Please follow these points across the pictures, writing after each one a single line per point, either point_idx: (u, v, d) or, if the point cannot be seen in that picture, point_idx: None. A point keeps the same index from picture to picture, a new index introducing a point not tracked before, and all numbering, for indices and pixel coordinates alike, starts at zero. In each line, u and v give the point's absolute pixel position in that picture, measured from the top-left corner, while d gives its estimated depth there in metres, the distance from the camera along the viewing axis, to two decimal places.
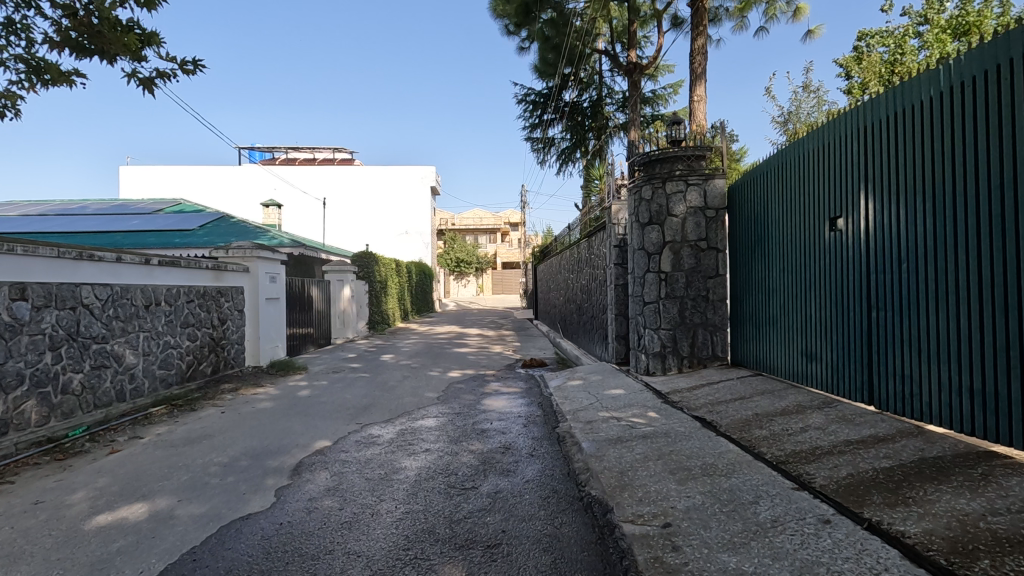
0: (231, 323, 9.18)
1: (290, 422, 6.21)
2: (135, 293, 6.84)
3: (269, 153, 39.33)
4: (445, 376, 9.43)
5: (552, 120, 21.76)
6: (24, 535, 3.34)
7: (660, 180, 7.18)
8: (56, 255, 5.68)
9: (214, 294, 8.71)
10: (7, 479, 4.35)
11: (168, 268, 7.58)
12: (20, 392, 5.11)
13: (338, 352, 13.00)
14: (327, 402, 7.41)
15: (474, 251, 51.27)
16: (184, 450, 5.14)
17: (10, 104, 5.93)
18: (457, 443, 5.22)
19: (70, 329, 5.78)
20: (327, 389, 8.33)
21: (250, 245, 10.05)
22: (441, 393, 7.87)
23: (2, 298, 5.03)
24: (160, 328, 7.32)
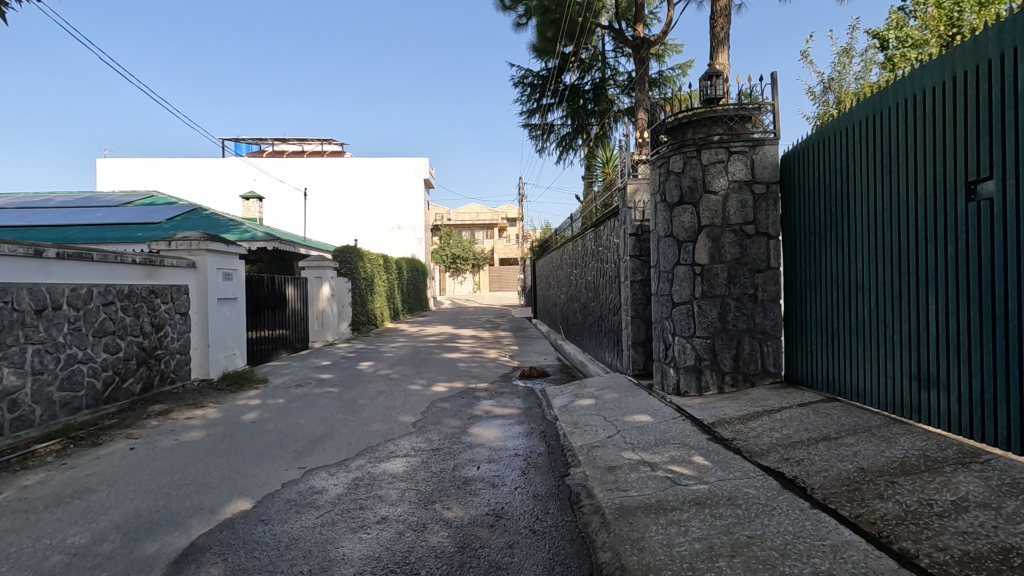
0: (169, 329, 7.64)
1: (212, 464, 4.66)
2: (18, 295, 5.29)
3: (256, 145, 37.71)
4: (428, 391, 7.87)
5: (551, 105, 20.18)
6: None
7: (695, 148, 5.65)
8: None
9: (145, 295, 7.16)
10: None
11: (75, 263, 6.02)
12: None
13: (310, 359, 11.44)
14: (274, 430, 5.89)
15: (470, 247, 49.70)
16: (35, 519, 3.60)
17: None
18: (427, 507, 3.67)
19: None
20: (281, 410, 6.77)
21: (198, 235, 8.50)
22: (420, 416, 6.32)
23: None
24: (60, 338, 5.77)
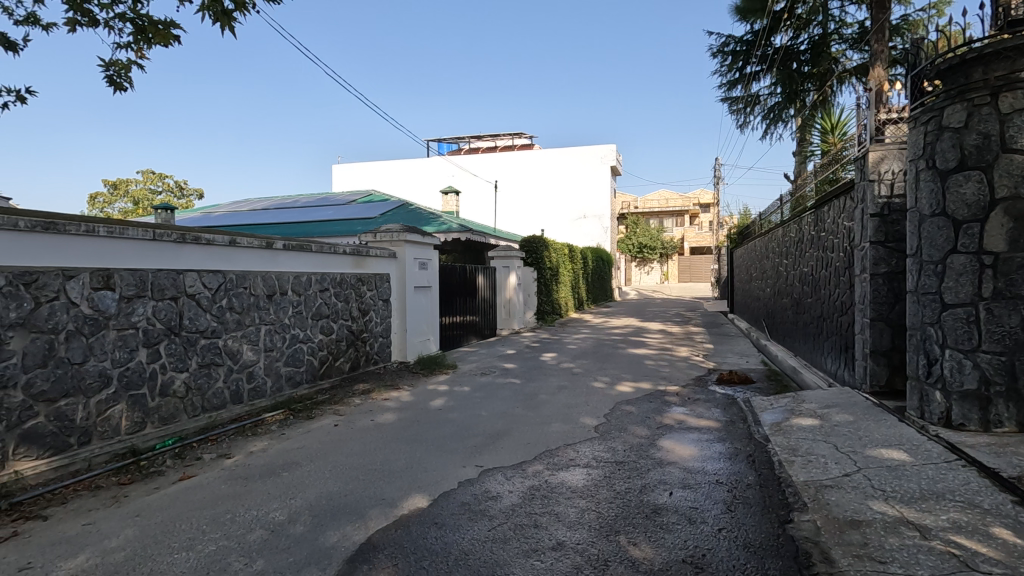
0: (373, 314, 8.30)
1: (397, 452, 4.76)
2: (254, 281, 6.07)
3: (456, 144, 40.85)
4: (612, 390, 7.30)
5: (758, 73, 17.81)
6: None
7: (988, 92, 4.08)
8: (151, 238, 4.96)
9: (353, 283, 7.84)
10: (45, 514, 3.65)
11: (298, 253, 6.76)
12: (105, 396, 4.53)
13: (497, 347, 11.70)
14: (456, 419, 5.92)
15: (658, 235, 47.51)
16: (251, 488, 3.97)
17: (119, 72, 5.48)
18: (609, 539, 3.12)
19: (171, 323, 5.11)
20: (465, 399, 6.83)
21: (399, 226, 9.10)
22: (603, 419, 5.79)
23: (79, 288, 4.37)
24: (286, 321, 6.53)
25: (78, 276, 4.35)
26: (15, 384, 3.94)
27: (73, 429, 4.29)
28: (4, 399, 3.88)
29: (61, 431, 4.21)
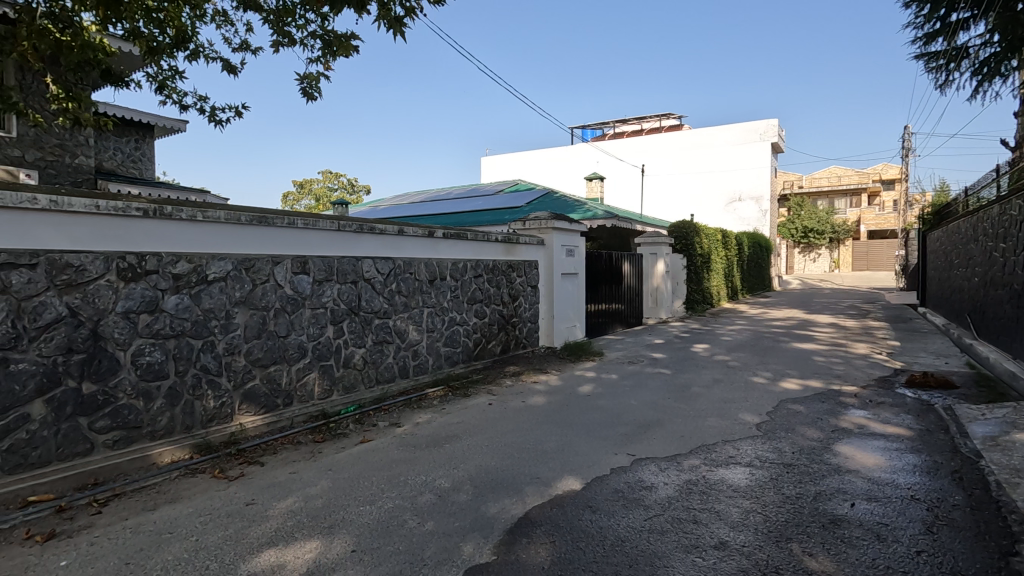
0: (523, 300, 8.56)
1: (548, 433, 4.88)
2: (418, 267, 6.60)
3: (601, 129, 40.32)
4: (775, 386, 6.71)
5: (967, 21, 14.90)
6: (184, 562, 2.85)
7: None
8: (337, 229, 5.62)
9: (504, 269, 8.15)
10: (260, 460, 4.38)
11: (456, 241, 7.20)
12: (302, 365, 5.27)
13: (644, 336, 11.39)
14: (605, 406, 5.89)
15: (828, 218, 42.41)
16: (419, 455, 4.36)
17: (310, 84, 6.26)
18: (779, 546, 2.89)
19: (352, 304, 5.76)
20: (613, 386, 6.77)
21: (547, 214, 9.24)
22: (766, 417, 5.36)
23: (284, 272, 5.12)
24: (445, 304, 7.01)
25: (281, 262, 5.10)
26: (238, 351, 4.75)
27: (279, 391, 5.07)
28: (232, 363, 4.70)
29: (271, 392, 5.00)
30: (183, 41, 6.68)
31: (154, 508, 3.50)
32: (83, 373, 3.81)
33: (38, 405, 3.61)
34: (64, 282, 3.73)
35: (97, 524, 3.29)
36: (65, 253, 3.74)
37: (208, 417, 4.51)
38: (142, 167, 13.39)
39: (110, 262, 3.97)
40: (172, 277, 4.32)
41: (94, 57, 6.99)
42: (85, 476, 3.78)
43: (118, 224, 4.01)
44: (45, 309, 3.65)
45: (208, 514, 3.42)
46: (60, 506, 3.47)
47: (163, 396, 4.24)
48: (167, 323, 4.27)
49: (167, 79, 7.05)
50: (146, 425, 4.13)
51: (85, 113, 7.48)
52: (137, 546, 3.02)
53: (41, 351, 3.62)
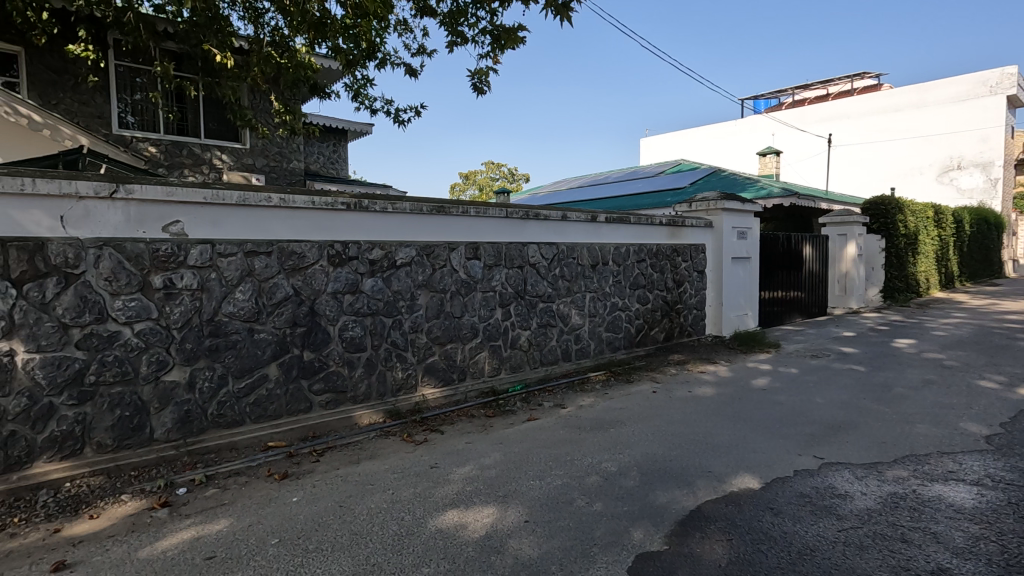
0: (688, 286, 8.16)
1: (719, 427, 4.62)
2: (581, 252, 6.64)
3: (777, 98, 36.46)
4: (1011, 393, 5.51)
5: None
6: (384, 511, 3.26)
7: None
8: (505, 216, 5.88)
9: (669, 253, 7.83)
10: (441, 428, 4.82)
11: (618, 225, 7.09)
12: (474, 344, 5.66)
13: (829, 327, 10.15)
14: (785, 401, 5.39)
15: None
16: (584, 437, 4.42)
17: (480, 79, 6.60)
18: None
19: (518, 287, 6.01)
20: (793, 381, 6.15)
21: (716, 194, 8.65)
22: (999, 429, 4.43)
23: (459, 257, 5.52)
24: (607, 289, 6.97)
25: (456, 248, 5.50)
26: (420, 329, 5.26)
27: (455, 367, 5.51)
28: (416, 340, 5.22)
29: (448, 367, 5.45)
30: (373, 51, 7.48)
31: (358, 462, 4.05)
32: (304, 343, 4.53)
33: (273, 368, 4.38)
34: (290, 266, 4.45)
35: (317, 470, 3.92)
36: (291, 242, 4.46)
37: (397, 386, 5.08)
38: (339, 167, 15.37)
39: (323, 249, 4.63)
40: (369, 262, 4.90)
41: (305, 74, 8.16)
42: (307, 429, 4.51)
43: (328, 217, 4.66)
44: (278, 289, 4.40)
45: (401, 471, 3.86)
46: (290, 452, 4.20)
47: (363, 366, 4.87)
48: (365, 303, 4.88)
49: (360, 87, 7.97)
50: (350, 390, 4.79)
51: (299, 123, 8.79)
52: (347, 492, 3.53)
53: (275, 323, 4.38)
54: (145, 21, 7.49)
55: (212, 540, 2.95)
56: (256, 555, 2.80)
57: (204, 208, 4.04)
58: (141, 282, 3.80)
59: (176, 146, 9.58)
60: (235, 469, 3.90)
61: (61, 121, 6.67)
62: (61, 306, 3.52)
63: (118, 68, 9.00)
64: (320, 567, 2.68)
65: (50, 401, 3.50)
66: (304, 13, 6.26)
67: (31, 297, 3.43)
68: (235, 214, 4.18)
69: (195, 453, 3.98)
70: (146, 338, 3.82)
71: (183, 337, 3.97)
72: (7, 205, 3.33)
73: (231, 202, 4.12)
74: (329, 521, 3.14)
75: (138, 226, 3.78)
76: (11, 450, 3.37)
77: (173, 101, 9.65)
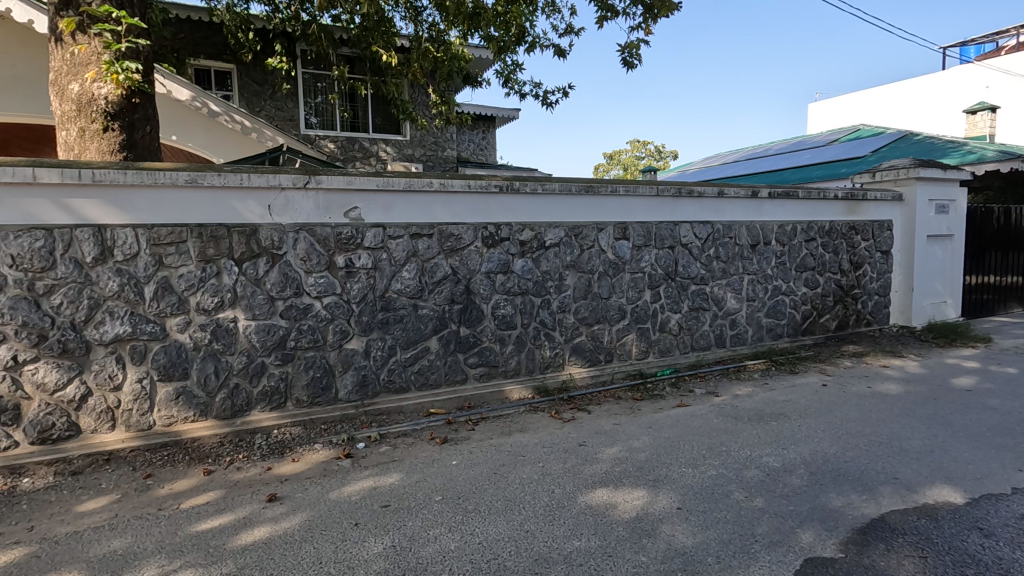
0: (868, 268, 7.18)
1: (908, 430, 4.03)
2: (739, 231, 6.16)
3: (993, 43, 30.10)
4: None
5: None
6: (535, 482, 3.39)
7: None
8: (656, 194, 5.66)
9: (845, 231, 6.93)
10: (588, 408, 4.85)
11: (784, 201, 6.44)
12: (622, 325, 5.58)
13: None
14: (1000, 406, 4.51)
15: None
16: (742, 428, 4.15)
17: (631, 52, 6.38)
18: None
19: (668, 269, 5.78)
20: (1011, 383, 5.11)
21: (908, 161, 7.43)
22: None
23: (607, 238, 5.45)
24: (769, 271, 6.39)
25: (604, 229, 5.43)
26: (568, 309, 5.31)
27: (602, 348, 5.49)
28: (564, 320, 5.29)
29: (595, 348, 5.45)
30: (522, 36, 7.60)
31: (509, 434, 4.25)
32: (460, 319, 4.84)
33: (434, 341, 4.76)
34: (449, 248, 4.76)
35: (473, 438, 4.19)
36: (449, 224, 4.76)
37: (545, 364, 5.21)
38: (488, 153, 16.00)
39: (477, 231, 4.88)
40: (519, 243, 5.06)
41: (459, 65, 8.56)
42: (463, 400, 4.84)
43: (483, 200, 4.89)
44: (438, 269, 4.74)
45: (550, 447, 3.97)
46: (448, 420, 4.54)
47: (513, 343, 5.07)
48: (516, 282, 5.05)
49: (510, 72, 8.16)
50: (501, 365, 5.02)
51: (453, 112, 9.29)
52: (501, 461, 3.73)
53: (436, 300, 4.74)
54: (326, 31, 8.43)
55: (386, 490, 3.32)
56: (422, 509, 3.09)
57: (377, 195, 4.48)
58: (328, 262, 4.34)
59: (350, 141, 10.72)
60: (403, 430, 4.33)
61: (265, 124, 7.74)
62: (269, 281, 4.17)
63: (305, 75, 10.28)
64: (477, 527, 2.88)
65: (262, 361, 4.18)
66: (459, 7, 6.57)
67: (248, 273, 4.11)
68: (402, 199, 4.56)
69: (370, 413, 4.49)
70: (332, 310, 4.37)
71: (360, 311, 4.46)
72: (230, 196, 4.01)
73: (399, 189, 4.51)
74: (486, 487, 3.34)
75: (326, 213, 4.32)
76: (236, 399, 4.10)
77: (347, 100, 10.78)
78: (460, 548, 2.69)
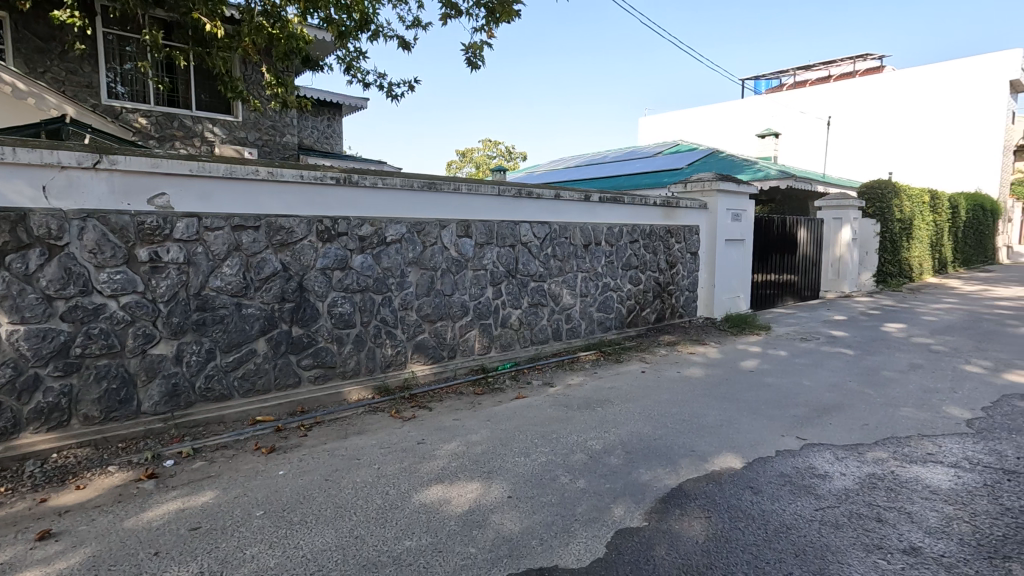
0: (681, 267, 8.16)
1: (705, 407, 4.67)
2: (574, 232, 6.61)
3: (777, 79, 36.12)
4: (997, 377, 5.50)
5: None
6: (369, 485, 3.29)
7: None
8: (497, 194, 5.83)
9: (662, 234, 7.81)
10: (429, 405, 4.85)
11: (612, 205, 7.04)
12: (465, 322, 5.66)
13: (820, 311, 10.18)
14: (773, 384, 5.42)
15: None
16: (571, 415, 4.46)
17: (474, 53, 6.48)
18: (993, 563, 2.45)
19: (509, 266, 6.00)
20: (781, 364, 6.20)
21: (712, 175, 8.60)
22: (980, 413, 4.47)
23: (450, 235, 5.48)
24: (600, 269, 6.95)
25: (447, 226, 5.46)
26: (410, 306, 5.25)
27: (445, 345, 5.52)
28: (406, 317, 5.22)
29: (438, 345, 5.46)
30: (366, 23, 7.31)
31: (346, 437, 4.08)
32: (292, 318, 4.52)
33: (262, 343, 4.38)
34: (278, 242, 4.42)
35: (304, 445, 3.95)
36: (280, 216, 4.42)
37: (386, 362, 5.09)
38: (333, 142, 15.20)
39: (311, 225, 4.59)
40: (358, 238, 4.87)
41: (297, 46, 7.94)
42: (296, 404, 4.53)
43: (318, 192, 4.61)
44: (266, 264, 4.37)
45: (387, 447, 3.88)
46: (277, 427, 4.21)
47: (352, 342, 4.87)
48: (354, 279, 4.86)
49: (353, 59, 7.81)
50: (339, 365, 4.80)
51: (290, 96, 8.60)
52: (334, 466, 3.57)
53: (263, 298, 4.36)
54: None
55: (197, 511, 2.98)
56: (239, 526, 2.83)
57: (191, 181, 3.99)
58: (126, 255, 3.77)
59: (166, 118, 9.42)
60: (223, 442, 3.92)
61: (46, 89, 6.55)
62: (44, 278, 3.49)
63: (107, 36, 8.80)
64: (302, 538, 2.72)
65: (36, 372, 3.49)
66: None
67: (14, 268, 3.40)
68: (222, 187, 4.12)
69: (183, 426, 4.00)
70: (132, 311, 3.80)
71: (170, 311, 3.95)
72: None
73: (218, 175, 4.06)
74: (315, 495, 3.17)
75: (123, 198, 3.73)
76: None
77: (163, 71, 9.47)
78: (280, 563, 2.52)
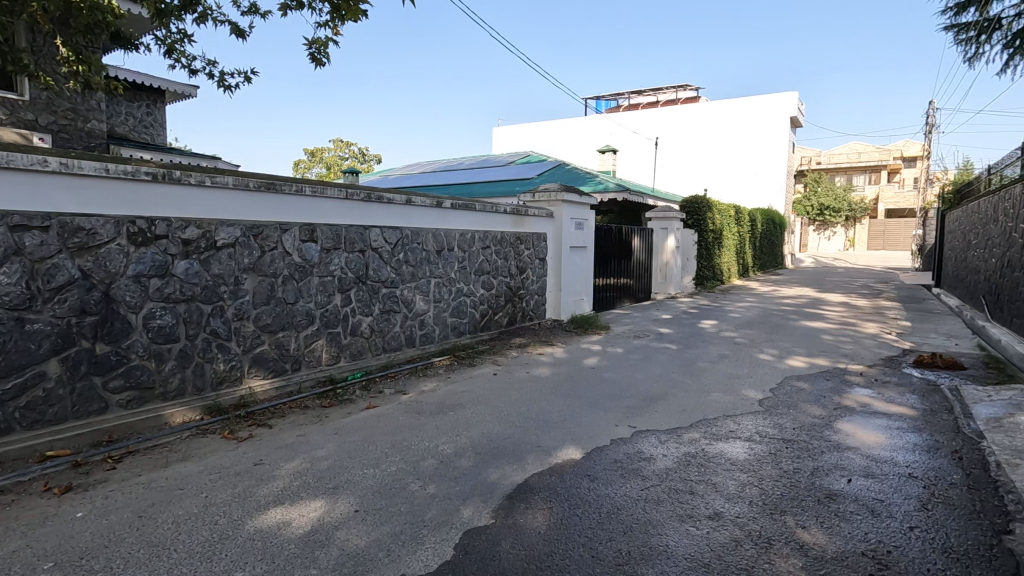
0: (530, 272, 8.57)
1: (551, 405, 4.95)
2: (426, 238, 6.60)
3: (615, 100, 39.60)
4: (780, 362, 6.62)
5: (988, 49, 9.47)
6: (194, 517, 2.95)
7: None
8: (345, 197, 5.62)
9: (512, 241, 8.12)
10: (269, 422, 4.50)
11: (464, 212, 7.16)
12: (311, 331, 5.35)
13: (651, 311, 11.37)
14: (610, 378, 5.93)
15: (846, 195, 39.97)
16: (424, 422, 4.45)
17: (319, 50, 6.18)
18: (773, 517, 2.94)
19: (359, 273, 5.80)
20: (617, 360, 6.81)
21: (557, 186, 9.17)
22: (768, 393, 5.34)
23: (292, 239, 5.15)
24: (453, 275, 7.03)
25: (289, 230, 5.12)
26: (246, 316, 4.82)
27: (288, 357, 5.16)
28: (241, 329, 4.78)
29: (279, 357, 5.09)
30: (192, 3, 6.58)
31: (168, 466, 3.62)
32: (96, 334, 3.90)
33: (54, 365, 3.71)
34: (76, 245, 3.78)
35: (112, 479, 3.42)
36: (77, 216, 3.79)
37: (218, 379, 4.62)
38: (154, 132, 13.40)
39: (121, 226, 4.01)
40: (181, 242, 4.36)
41: (103, 20, 6.87)
42: (102, 434, 3.90)
43: (128, 189, 4.05)
44: (59, 271, 3.72)
45: (217, 472, 3.52)
46: (75, 462, 3.59)
47: (174, 359, 4.33)
48: (177, 288, 4.34)
49: (176, 42, 6.97)
50: (158, 385, 4.24)
51: (96, 76, 7.42)
52: (151, 500, 3.14)
53: (55, 311, 3.70)
54: None
55: None
56: None
57: None
58: None
59: None
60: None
61: None
62: None
63: None
64: None
65: None
66: None
67: None
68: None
69: None
70: None
71: None
72: None
73: None
74: (125, 535, 2.76)
75: None
76: None
77: None
78: None
